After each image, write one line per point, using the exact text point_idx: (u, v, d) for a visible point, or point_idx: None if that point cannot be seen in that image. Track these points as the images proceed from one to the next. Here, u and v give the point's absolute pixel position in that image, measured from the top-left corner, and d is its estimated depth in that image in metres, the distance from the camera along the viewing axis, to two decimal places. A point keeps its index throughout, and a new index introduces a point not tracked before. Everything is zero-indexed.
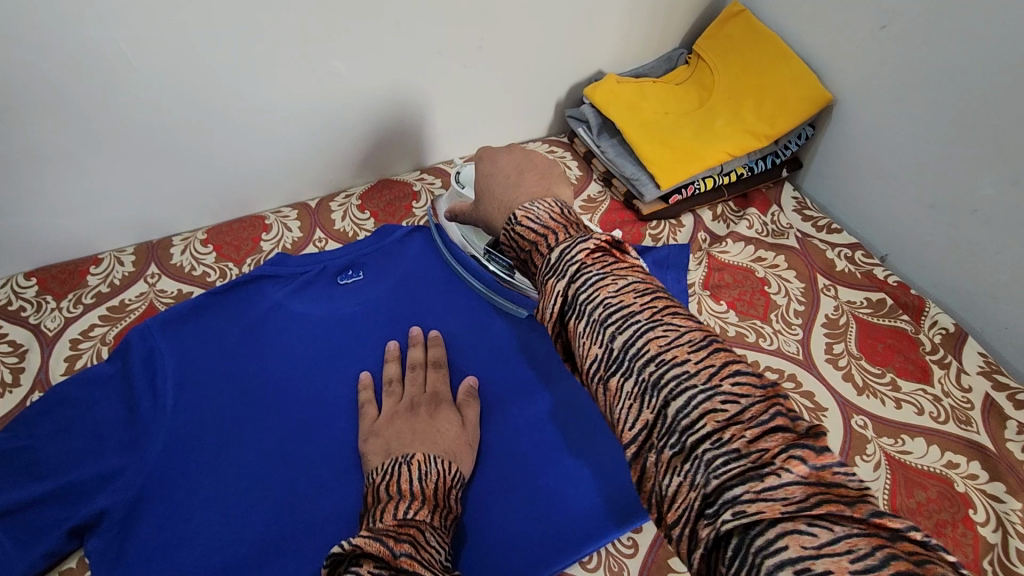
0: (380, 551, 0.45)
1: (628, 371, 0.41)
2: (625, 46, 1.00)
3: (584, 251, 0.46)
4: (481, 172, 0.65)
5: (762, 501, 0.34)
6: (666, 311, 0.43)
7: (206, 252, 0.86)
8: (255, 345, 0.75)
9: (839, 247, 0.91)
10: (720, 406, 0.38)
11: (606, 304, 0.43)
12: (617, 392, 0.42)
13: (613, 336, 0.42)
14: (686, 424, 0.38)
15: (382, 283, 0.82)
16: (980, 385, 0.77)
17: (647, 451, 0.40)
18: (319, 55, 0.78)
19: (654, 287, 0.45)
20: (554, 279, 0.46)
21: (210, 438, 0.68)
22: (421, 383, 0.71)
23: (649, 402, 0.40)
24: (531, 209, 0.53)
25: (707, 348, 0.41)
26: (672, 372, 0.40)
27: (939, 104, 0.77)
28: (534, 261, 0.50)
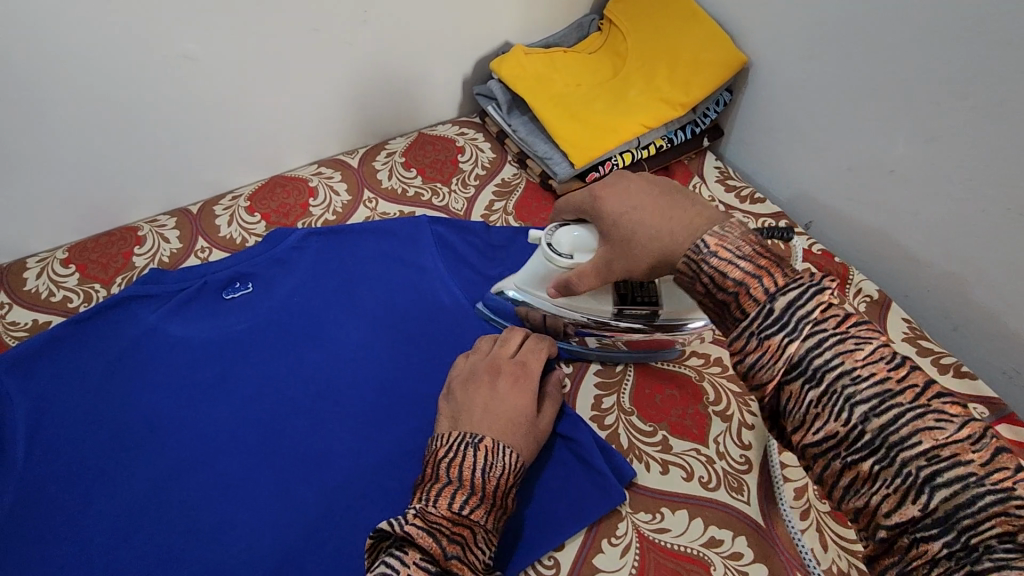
0: (431, 547, 0.48)
1: (888, 458, 0.42)
2: (533, 12, 0.93)
3: (817, 309, 0.45)
4: (610, 214, 0.57)
5: None
6: (931, 392, 0.42)
7: (66, 273, 0.77)
8: (126, 379, 0.67)
9: (761, 218, 0.86)
10: (1012, 510, 0.39)
11: (859, 379, 0.43)
12: (869, 474, 0.42)
13: (868, 418, 0.42)
14: (968, 523, 0.39)
15: (274, 295, 0.73)
16: (904, 351, 0.73)
17: (901, 537, 0.42)
18: (169, 38, 0.68)
19: (902, 356, 0.44)
20: (781, 337, 0.45)
21: (73, 491, 0.62)
22: (513, 348, 0.65)
23: (918, 497, 0.41)
24: (727, 239, 0.50)
25: (986, 443, 0.41)
26: (954, 471, 0.40)
27: (852, 62, 0.74)
28: (738, 304, 0.48)
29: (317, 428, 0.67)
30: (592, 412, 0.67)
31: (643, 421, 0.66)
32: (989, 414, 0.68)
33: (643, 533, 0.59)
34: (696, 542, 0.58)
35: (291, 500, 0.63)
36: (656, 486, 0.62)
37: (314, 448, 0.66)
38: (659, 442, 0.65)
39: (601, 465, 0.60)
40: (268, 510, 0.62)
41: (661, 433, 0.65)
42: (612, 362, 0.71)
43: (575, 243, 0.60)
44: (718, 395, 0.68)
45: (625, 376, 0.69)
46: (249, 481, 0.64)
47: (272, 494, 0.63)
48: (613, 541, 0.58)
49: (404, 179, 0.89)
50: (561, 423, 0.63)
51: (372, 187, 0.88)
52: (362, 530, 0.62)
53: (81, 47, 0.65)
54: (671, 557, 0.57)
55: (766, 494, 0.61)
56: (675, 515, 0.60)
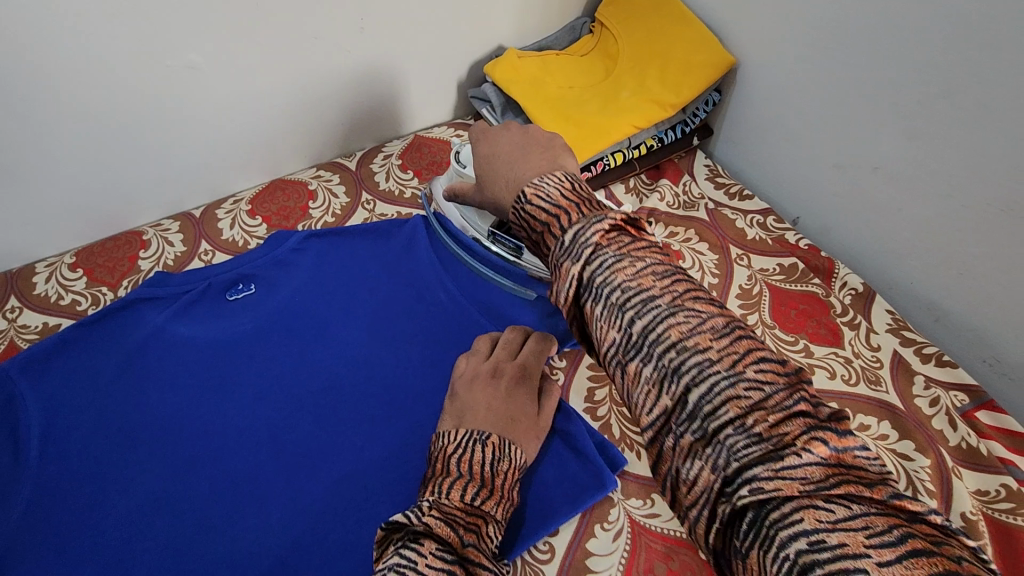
0: (449, 536, 0.48)
1: (648, 355, 0.43)
2: (526, 17, 0.95)
3: (598, 232, 0.47)
4: (481, 151, 0.63)
5: (780, 479, 0.37)
6: (687, 296, 0.44)
7: (74, 277, 0.79)
8: (134, 379, 0.69)
9: (750, 214, 0.88)
10: (743, 392, 0.39)
11: (626, 288, 0.45)
12: (636, 375, 0.44)
13: (632, 320, 0.44)
14: (708, 410, 0.40)
15: (277, 296, 0.75)
16: (888, 342, 0.75)
17: (665, 435, 0.42)
18: (173, 48, 0.71)
19: (672, 270, 0.46)
20: (569, 261, 0.47)
21: (85, 487, 0.64)
22: (513, 350, 0.67)
23: (669, 388, 0.42)
24: (541, 185, 0.53)
25: (729, 335, 0.42)
26: (693, 359, 0.41)
27: (837, 62, 0.76)
28: (545, 242, 0.51)
29: (319, 423, 0.69)
30: (585, 403, 0.69)
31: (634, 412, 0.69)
32: (968, 401, 0.70)
33: (635, 519, 0.61)
34: (685, 526, 0.61)
35: (296, 493, 0.65)
36: (647, 474, 0.64)
37: (317, 443, 0.68)
38: None
39: (594, 453, 0.63)
40: (273, 503, 0.65)
41: None
42: None
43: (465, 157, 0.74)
44: None
45: None
46: (255, 474, 0.66)
47: (276, 488, 0.65)
48: (605, 526, 0.61)
49: (401, 180, 0.91)
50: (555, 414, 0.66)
51: (370, 189, 0.90)
52: (365, 520, 0.64)
53: (88, 58, 0.67)
54: (660, 540, 0.60)
55: None
56: (665, 501, 0.62)
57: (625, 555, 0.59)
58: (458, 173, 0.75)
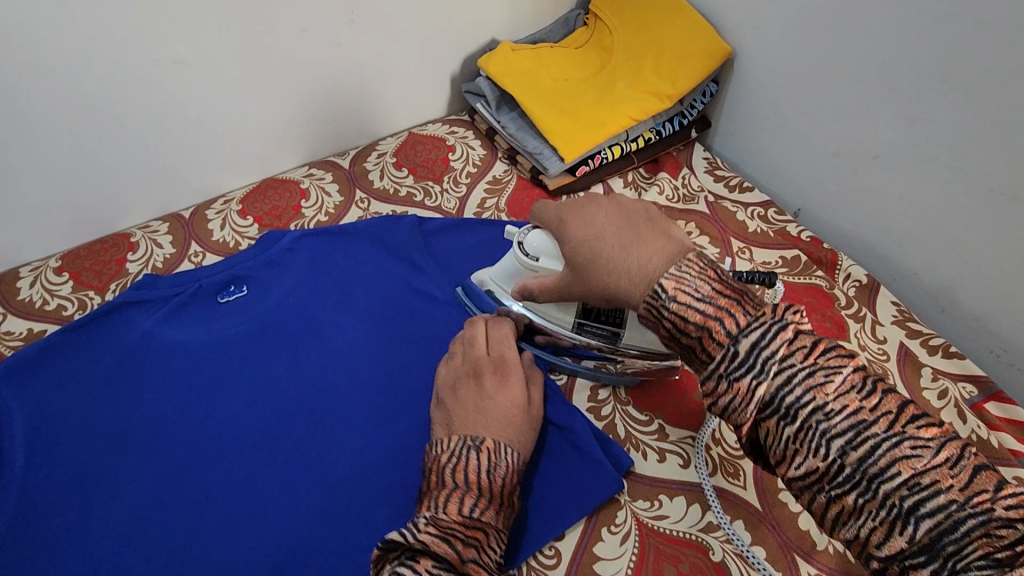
0: (447, 554, 0.48)
1: (870, 491, 0.41)
2: (518, 9, 0.93)
3: (784, 345, 0.44)
4: (574, 237, 0.56)
5: None
6: (906, 418, 0.42)
7: (60, 281, 0.77)
8: (124, 384, 0.67)
9: (751, 207, 0.87)
10: (994, 531, 0.38)
11: (835, 413, 0.42)
12: (853, 508, 0.41)
13: (847, 451, 0.41)
14: (953, 548, 0.39)
15: (269, 297, 0.73)
16: (894, 334, 0.74)
17: (892, 566, 0.41)
18: (157, 42, 0.69)
19: (872, 379, 0.43)
20: (749, 379, 0.44)
21: (73, 498, 0.62)
22: (486, 344, 0.64)
23: (905, 528, 0.40)
24: (684, 278, 0.48)
25: (964, 466, 0.40)
26: (934, 500, 0.39)
27: (835, 49, 0.75)
28: (704, 347, 0.47)
29: (316, 427, 0.67)
30: (589, 403, 0.68)
31: (639, 410, 0.67)
32: (977, 393, 0.68)
33: (642, 520, 0.60)
34: (693, 527, 0.59)
35: (293, 499, 0.63)
36: (653, 474, 0.63)
37: (313, 447, 0.66)
38: (656, 432, 0.65)
39: (596, 451, 0.61)
40: (270, 510, 0.63)
41: (657, 422, 0.66)
42: None
43: (537, 246, 0.61)
44: None
45: None
46: (250, 481, 0.64)
47: (273, 495, 0.64)
48: (612, 529, 0.59)
49: (396, 179, 0.89)
50: (558, 413, 0.64)
51: (364, 187, 0.88)
52: (365, 525, 0.62)
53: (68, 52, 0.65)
54: (669, 543, 0.58)
55: (763, 479, 0.62)
56: (672, 502, 0.61)
57: (634, 559, 0.58)
58: (531, 267, 0.63)
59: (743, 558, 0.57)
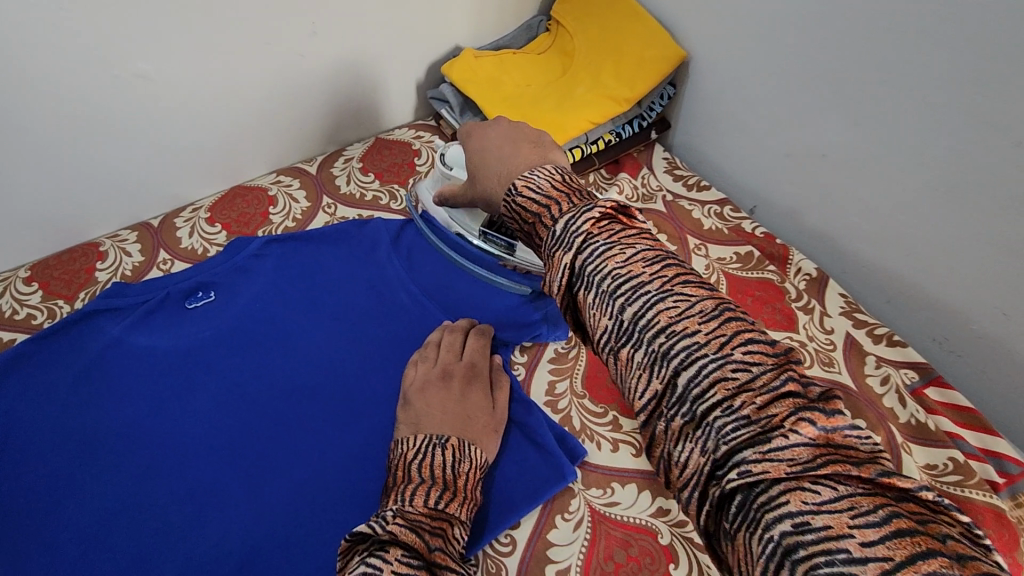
0: (415, 543, 0.48)
1: (636, 341, 0.41)
2: (481, 16, 0.95)
3: (590, 218, 0.45)
4: (473, 149, 0.62)
5: (767, 461, 0.35)
6: (677, 279, 0.42)
7: (29, 291, 0.78)
8: (92, 391, 0.69)
9: (707, 205, 0.90)
10: (731, 374, 0.38)
11: (615, 273, 0.43)
12: (626, 360, 0.42)
13: (622, 307, 0.42)
14: (698, 393, 0.38)
15: (236, 302, 0.75)
16: (841, 324, 0.77)
17: (656, 419, 0.40)
18: (121, 57, 0.70)
19: (663, 254, 0.44)
20: (560, 251, 0.46)
21: (43, 501, 0.64)
22: (458, 350, 0.68)
23: (659, 372, 0.40)
24: (531, 178, 0.52)
25: (718, 316, 0.40)
26: (682, 343, 0.39)
27: (782, 53, 0.78)
28: (538, 232, 0.50)
29: (281, 428, 0.69)
30: (546, 396, 0.70)
31: (594, 402, 0.70)
32: (918, 378, 0.72)
33: (595, 508, 0.62)
34: (644, 513, 0.62)
35: (258, 498, 0.65)
36: (607, 463, 0.65)
37: (279, 448, 0.68)
38: (610, 422, 0.68)
39: (553, 445, 0.64)
40: (235, 509, 0.65)
41: (611, 413, 0.69)
42: (565, 349, 0.74)
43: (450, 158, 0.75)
44: None
45: (577, 362, 0.73)
46: (216, 481, 0.66)
47: (239, 495, 0.66)
48: (566, 517, 0.62)
49: (362, 183, 0.92)
50: (515, 409, 0.67)
51: (331, 192, 0.90)
52: (328, 521, 0.64)
53: (31, 70, 0.67)
54: (620, 528, 0.61)
55: None
56: (624, 489, 0.63)
57: (586, 544, 0.60)
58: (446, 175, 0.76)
59: (689, 540, 0.60)
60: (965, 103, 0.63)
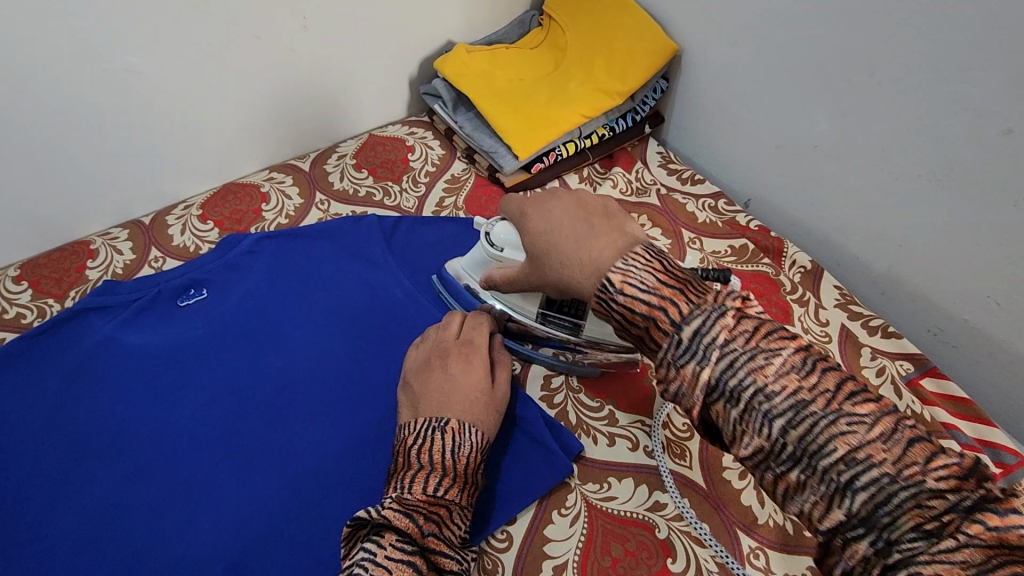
0: (409, 528, 0.50)
1: (808, 467, 0.43)
2: (473, 11, 0.95)
3: (722, 325, 0.46)
4: (533, 229, 0.58)
5: (940, 565, 0.38)
6: (842, 394, 0.43)
7: (19, 290, 0.77)
8: (82, 389, 0.68)
9: (702, 198, 0.90)
10: (922, 501, 0.40)
11: (773, 395, 0.44)
12: (796, 484, 0.43)
13: (787, 430, 0.43)
14: (887, 519, 0.40)
15: (228, 299, 0.75)
16: (836, 317, 0.77)
17: (834, 539, 0.42)
18: (108, 52, 0.70)
19: (812, 358, 0.45)
20: (693, 364, 0.46)
21: (37, 499, 0.64)
22: (456, 331, 0.66)
23: (841, 501, 0.42)
24: (628, 270, 0.50)
25: (897, 438, 0.41)
26: (868, 473, 0.41)
27: (774, 44, 0.78)
28: (651, 337, 0.49)
29: (275, 425, 0.69)
30: (542, 392, 0.70)
31: (590, 397, 0.69)
32: (913, 369, 0.72)
33: (591, 502, 0.62)
34: (641, 507, 0.62)
35: (251, 495, 0.65)
36: (603, 458, 0.65)
37: (273, 445, 0.68)
38: (606, 417, 0.68)
39: (546, 437, 0.64)
40: (228, 506, 0.64)
41: (607, 408, 0.68)
42: None
43: (502, 239, 0.63)
44: None
45: None
46: (210, 479, 0.66)
47: (232, 492, 0.65)
48: (562, 511, 0.61)
49: (355, 180, 0.91)
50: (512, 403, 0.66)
51: (324, 189, 0.90)
52: (323, 518, 0.64)
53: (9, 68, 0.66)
54: (617, 523, 0.61)
55: (707, 458, 0.65)
56: (620, 484, 0.63)
57: (583, 539, 0.60)
58: (496, 258, 0.65)
59: (687, 534, 0.60)
60: (954, 90, 0.63)
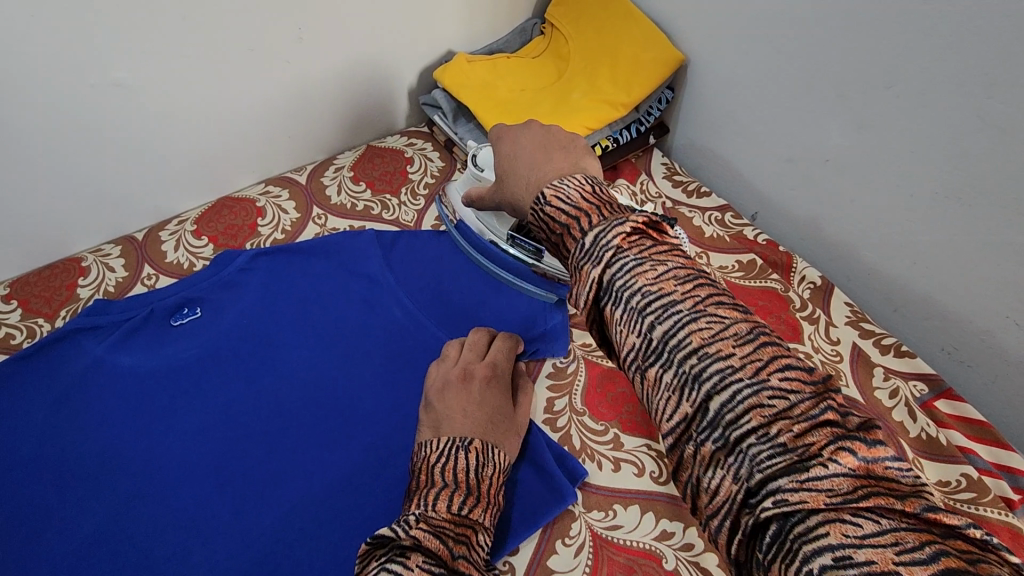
0: (438, 549, 0.47)
1: (668, 361, 0.42)
2: (474, 20, 0.93)
3: (620, 234, 0.45)
4: (502, 152, 0.59)
5: (806, 492, 0.35)
6: (710, 300, 0.43)
7: (9, 309, 0.76)
8: (72, 414, 0.67)
9: (708, 212, 0.88)
10: (766, 401, 0.38)
11: (646, 292, 0.43)
12: (656, 381, 0.42)
13: (653, 326, 0.42)
14: (731, 417, 0.39)
15: (223, 319, 0.73)
16: (847, 335, 0.75)
17: (685, 441, 0.41)
18: (97, 64, 0.68)
19: (697, 273, 0.44)
20: (589, 264, 0.45)
21: (26, 526, 0.62)
22: (479, 351, 0.66)
23: (690, 394, 0.40)
24: (560, 188, 0.50)
25: (752, 339, 0.40)
26: (716, 366, 0.40)
27: (782, 55, 0.76)
28: (565, 245, 0.49)
29: (270, 450, 0.67)
30: (544, 414, 0.68)
31: (594, 419, 0.67)
32: (928, 390, 0.70)
33: (596, 532, 0.60)
34: (648, 536, 0.60)
35: (246, 522, 0.63)
36: (609, 484, 0.63)
37: (268, 470, 0.66)
38: (611, 441, 0.66)
39: (553, 467, 0.61)
40: (222, 534, 0.63)
41: (611, 432, 0.66)
42: (563, 364, 0.72)
43: (483, 160, 0.72)
44: None
45: (576, 377, 0.70)
46: (204, 506, 0.64)
47: (225, 519, 0.64)
48: (566, 541, 0.59)
49: (352, 193, 0.89)
50: None
51: (321, 203, 0.88)
52: (318, 547, 0.62)
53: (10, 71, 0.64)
54: (624, 554, 0.59)
55: None
56: (626, 511, 0.61)
57: (587, 570, 0.58)
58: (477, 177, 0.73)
59: (696, 565, 0.58)
60: (975, 104, 0.61)
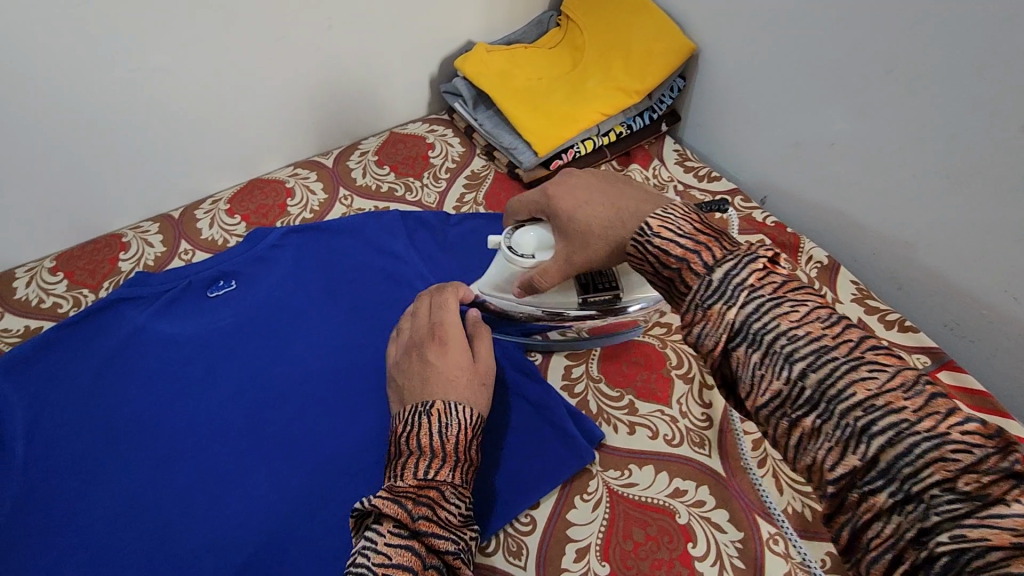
0: (398, 513, 0.51)
1: (826, 412, 0.41)
2: (493, 12, 0.97)
3: (753, 273, 0.46)
4: (563, 207, 0.60)
5: (988, 530, 0.36)
6: (865, 345, 0.43)
7: (56, 281, 0.80)
8: (116, 377, 0.71)
9: (719, 195, 0.91)
10: (950, 455, 0.37)
11: (793, 335, 0.44)
12: (811, 430, 0.42)
13: (803, 373, 0.43)
14: (909, 471, 0.38)
15: (257, 291, 0.77)
16: (852, 311, 0.78)
17: (849, 490, 0.41)
18: (137, 49, 0.72)
19: (839, 314, 0.45)
20: (721, 304, 0.46)
21: (74, 479, 0.66)
22: (425, 315, 0.66)
23: (857, 447, 0.40)
24: (668, 219, 0.52)
25: (921, 390, 0.40)
26: (887, 418, 0.39)
27: (789, 45, 0.79)
28: (683, 279, 0.50)
29: (301, 412, 0.71)
30: (563, 381, 0.71)
31: (610, 387, 0.71)
32: (931, 362, 0.73)
33: (613, 488, 0.63)
34: (662, 493, 0.63)
35: (278, 478, 0.67)
36: (624, 446, 0.66)
37: (299, 430, 0.70)
38: (626, 406, 0.69)
39: (573, 430, 0.65)
40: (257, 489, 0.66)
41: (627, 398, 0.70)
42: None
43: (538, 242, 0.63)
44: (681, 359, 0.72)
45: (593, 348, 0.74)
46: (240, 463, 0.68)
47: (259, 475, 0.67)
48: (584, 497, 0.63)
49: (377, 176, 0.93)
50: (534, 392, 0.68)
51: (347, 184, 0.92)
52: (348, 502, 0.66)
53: (11, 69, 0.67)
54: (638, 509, 0.62)
55: (727, 448, 0.66)
56: (641, 471, 0.64)
57: (604, 524, 0.61)
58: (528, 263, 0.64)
59: (707, 520, 0.61)
60: (974, 88, 0.64)
